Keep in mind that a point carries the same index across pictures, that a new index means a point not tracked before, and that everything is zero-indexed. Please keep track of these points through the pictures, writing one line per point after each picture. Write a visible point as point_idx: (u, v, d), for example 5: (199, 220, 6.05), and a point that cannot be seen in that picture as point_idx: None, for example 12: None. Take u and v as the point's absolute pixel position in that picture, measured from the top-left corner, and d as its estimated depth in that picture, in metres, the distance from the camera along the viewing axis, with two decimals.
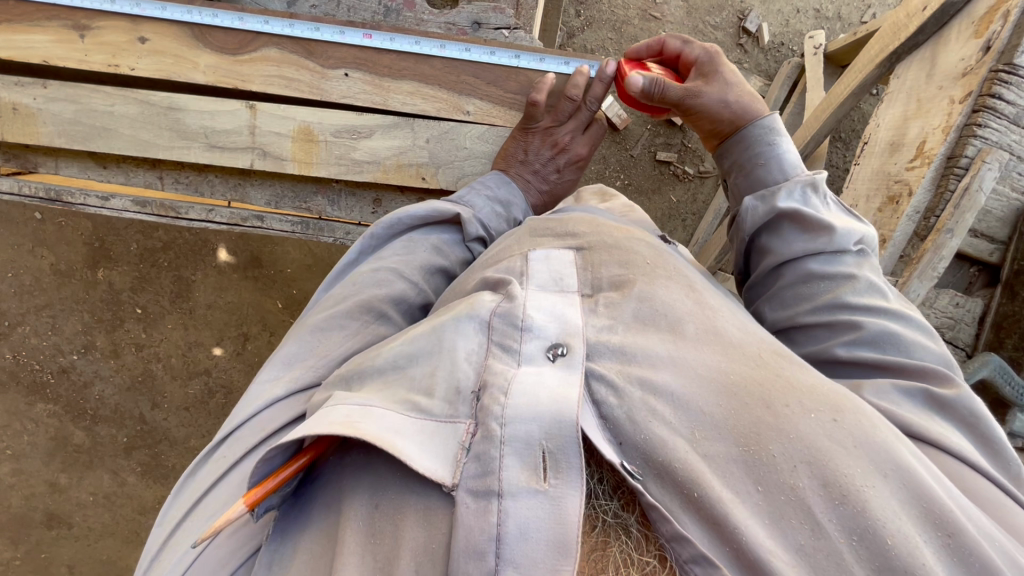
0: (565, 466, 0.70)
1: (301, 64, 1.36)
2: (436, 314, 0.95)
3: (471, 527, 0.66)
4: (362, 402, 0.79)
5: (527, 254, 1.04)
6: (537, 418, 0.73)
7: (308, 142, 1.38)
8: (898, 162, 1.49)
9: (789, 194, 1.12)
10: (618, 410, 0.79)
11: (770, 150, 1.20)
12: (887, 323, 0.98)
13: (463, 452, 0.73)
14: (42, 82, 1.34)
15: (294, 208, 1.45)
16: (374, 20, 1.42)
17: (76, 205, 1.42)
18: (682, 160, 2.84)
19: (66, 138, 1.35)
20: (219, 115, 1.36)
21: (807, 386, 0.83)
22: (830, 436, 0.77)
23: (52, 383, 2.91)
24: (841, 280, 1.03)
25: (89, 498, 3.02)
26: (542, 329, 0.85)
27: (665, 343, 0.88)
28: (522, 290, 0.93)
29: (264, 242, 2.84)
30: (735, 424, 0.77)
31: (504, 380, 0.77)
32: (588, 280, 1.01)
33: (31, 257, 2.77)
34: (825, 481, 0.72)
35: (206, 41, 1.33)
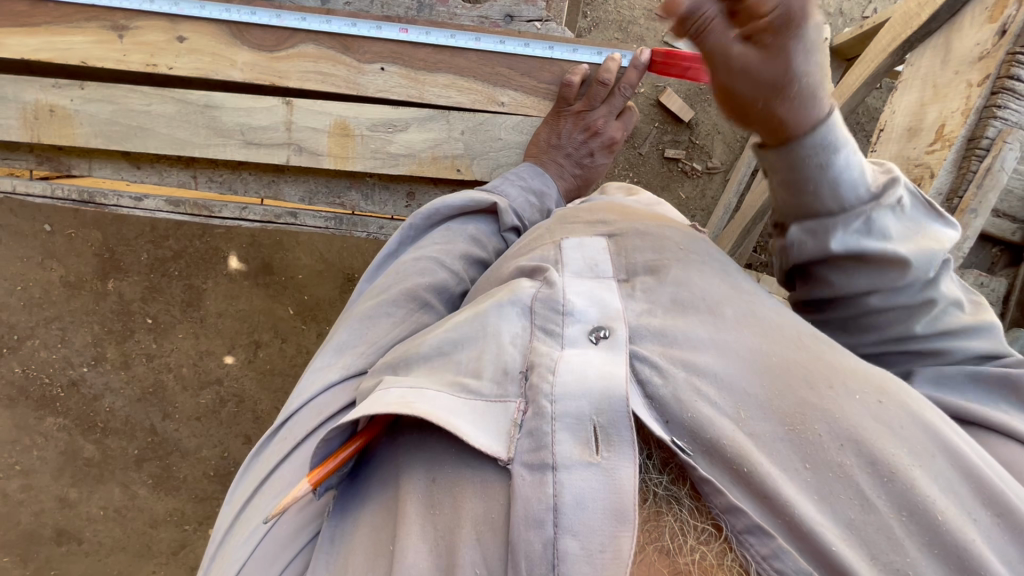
0: (616, 439, 0.70)
1: (337, 59, 1.38)
2: (477, 301, 0.94)
3: (528, 498, 0.67)
4: (413, 383, 0.79)
5: (560, 243, 1.00)
6: (586, 394, 0.73)
7: (344, 137, 1.39)
8: (919, 145, 1.51)
9: (847, 230, 0.93)
10: (663, 389, 0.78)
11: (821, 173, 0.92)
12: (967, 344, 0.96)
13: (516, 428, 0.73)
14: (79, 84, 1.35)
15: (328, 203, 1.47)
16: (407, 15, 1.42)
17: (110, 207, 1.42)
18: (690, 156, 2.87)
19: (103, 139, 1.36)
20: (256, 111, 1.37)
21: (849, 370, 0.82)
22: (876, 417, 0.77)
23: (63, 396, 2.89)
24: (908, 309, 0.95)
25: (100, 512, 2.98)
26: (582, 313, 0.84)
27: (705, 326, 0.86)
28: (559, 276, 0.91)
29: (275, 248, 2.85)
30: (779, 403, 0.78)
31: (551, 360, 0.77)
32: (622, 265, 0.98)
33: (40, 270, 2.77)
34: (872, 460, 0.73)
35: (244, 38, 1.35)
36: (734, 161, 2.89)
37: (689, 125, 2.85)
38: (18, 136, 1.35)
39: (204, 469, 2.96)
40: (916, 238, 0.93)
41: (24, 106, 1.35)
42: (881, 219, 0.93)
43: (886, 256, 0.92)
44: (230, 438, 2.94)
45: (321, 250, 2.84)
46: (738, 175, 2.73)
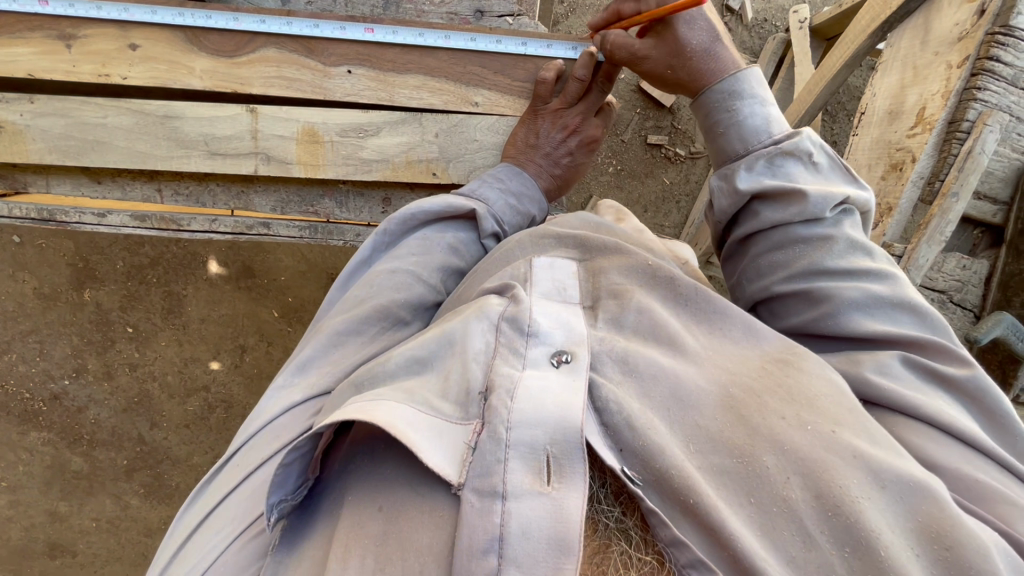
0: (569, 470, 0.73)
1: (302, 63, 1.32)
2: (441, 320, 0.99)
3: (474, 528, 0.69)
4: (373, 397, 0.80)
5: (531, 260, 1.06)
6: (544, 422, 0.76)
7: (313, 143, 1.35)
8: (899, 129, 1.52)
9: (750, 169, 1.15)
10: (617, 417, 0.82)
11: (730, 117, 1.20)
12: (867, 286, 1.01)
13: (469, 451, 0.76)
14: (28, 97, 1.28)
15: (301, 212, 1.42)
16: (372, 13, 1.39)
17: (72, 224, 1.37)
18: (673, 141, 2.84)
19: (58, 154, 1.30)
20: (219, 121, 1.32)
21: (808, 399, 0.86)
22: (826, 446, 0.80)
23: (45, 410, 2.82)
24: (818, 245, 1.06)
25: (92, 524, 2.94)
26: (548, 335, 0.89)
27: (666, 355, 0.92)
28: (527, 295, 0.96)
29: (254, 251, 2.78)
30: (732, 435, 0.82)
31: (510, 383, 0.80)
32: (588, 290, 1.06)
33: (12, 283, 2.68)
34: (819, 493, 0.76)
35: (201, 44, 1.29)
36: None
37: (671, 109, 2.81)
38: None
39: (196, 475, 2.93)
40: (819, 182, 1.10)
41: None
42: (786, 163, 1.13)
43: (792, 188, 1.08)
44: (221, 444, 2.92)
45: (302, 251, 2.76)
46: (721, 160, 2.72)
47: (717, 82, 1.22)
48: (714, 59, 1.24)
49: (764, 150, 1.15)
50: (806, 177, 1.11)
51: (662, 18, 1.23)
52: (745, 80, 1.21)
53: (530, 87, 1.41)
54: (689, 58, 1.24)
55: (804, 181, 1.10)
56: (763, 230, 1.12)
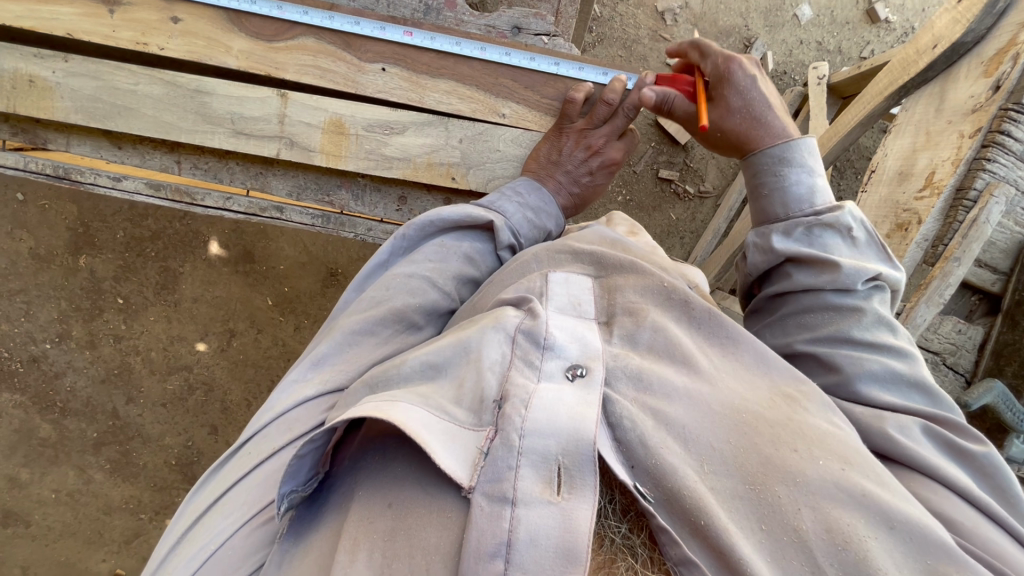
0: (580, 482, 0.73)
1: (338, 55, 1.34)
2: (459, 329, 0.98)
3: (483, 531, 0.69)
4: (386, 398, 0.80)
5: (547, 274, 1.08)
6: (556, 433, 0.76)
7: (338, 135, 1.36)
8: (908, 190, 1.55)
9: (788, 233, 1.17)
10: (631, 433, 0.83)
11: (777, 181, 1.22)
12: (888, 362, 1.03)
13: (481, 456, 0.75)
14: (62, 55, 1.28)
15: (316, 200, 1.43)
16: (414, 16, 1.40)
17: (85, 185, 1.32)
18: (683, 178, 2.90)
19: (84, 115, 1.29)
20: (249, 101, 1.32)
21: (817, 435, 0.86)
22: (837, 483, 0.80)
23: (21, 372, 2.77)
24: (847, 314, 1.07)
25: (51, 495, 2.86)
26: (563, 349, 0.89)
27: (680, 376, 0.93)
28: (543, 309, 0.97)
29: (258, 237, 2.80)
30: (744, 463, 0.83)
31: (525, 393, 0.80)
32: (603, 307, 1.06)
33: (9, 240, 2.67)
34: (830, 526, 0.76)
35: (242, 26, 1.31)
36: (726, 187, 2.93)
37: (685, 147, 2.87)
38: None
39: (165, 457, 2.87)
40: (854, 257, 1.12)
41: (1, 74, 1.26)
42: (824, 234, 1.14)
43: (828, 258, 1.10)
44: (195, 427, 2.86)
45: (305, 241, 2.79)
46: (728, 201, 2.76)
47: (769, 147, 1.25)
48: (764, 124, 1.27)
49: (803, 219, 1.16)
50: (846, 249, 1.13)
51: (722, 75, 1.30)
52: (798, 149, 1.23)
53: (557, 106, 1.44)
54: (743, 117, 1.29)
55: (840, 254, 1.12)
56: (793, 292, 1.13)
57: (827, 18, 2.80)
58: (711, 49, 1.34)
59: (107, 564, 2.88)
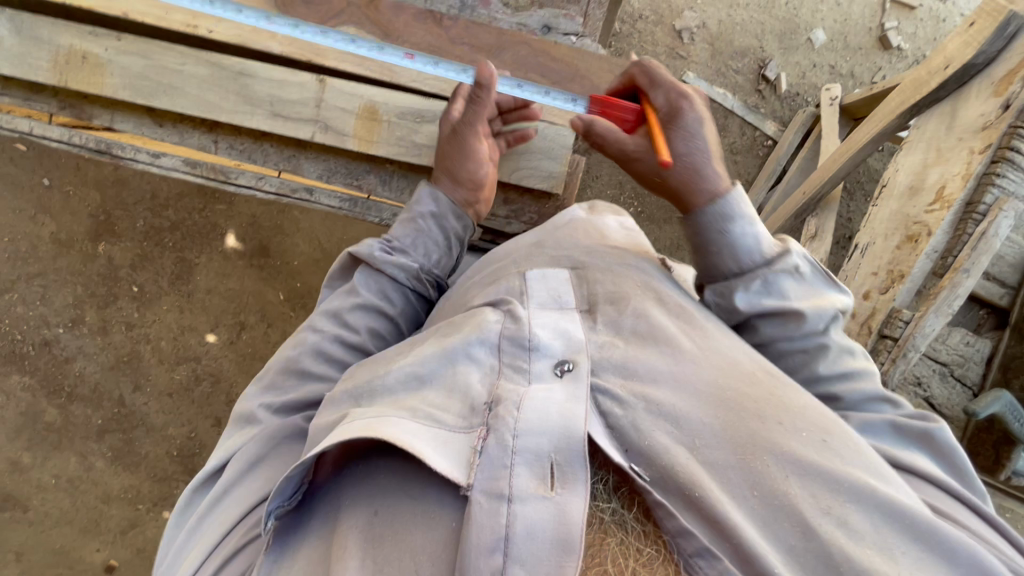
0: (571, 477, 0.79)
1: (376, 45, 1.40)
2: (439, 336, 1.04)
3: (484, 525, 0.75)
4: (378, 412, 0.87)
5: (525, 274, 1.18)
6: (547, 433, 0.82)
7: (371, 120, 1.40)
8: (918, 204, 1.59)
9: (747, 288, 1.16)
10: (622, 419, 0.90)
11: (722, 233, 1.17)
12: (863, 387, 1.12)
13: (475, 454, 0.83)
14: (116, 35, 1.33)
15: (345, 184, 1.46)
16: (446, 11, 1.41)
17: (125, 160, 1.36)
18: None
19: (130, 92, 1.33)
20: (288, 85, 1.38)
21: (796, 408, 0.94)
22: (817, 451, 0.87)
23: (33, 355, 2.82)
24: (812, 353, 1.13)
25: (51, 480, 2.88)
26: (547, 347, 0.97)
27: (665, 360, 1.00)
28: (523, 309, 1.05)
29: (274, 232, 2.86)
30: (733, 434, 0.88)
31: (516, 396, 0.88)
32: (584, 296, 1.15)
33: (32, 223, 2.75)
34: (815, 491, 0.82)
35: (287, 10, 1.33)
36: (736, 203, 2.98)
37: None
38: (43, 78, 1.30)
39: (167, 447, 2.89)
40: (810, 295, 1.14)
41: (55, 49, 1.31)
42: (779, 280, 1.15)
43: (789, 309, 1.12)
44: (200, 419, 2.88)
45: (321, 240, 2.86)
46: None
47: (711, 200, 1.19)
48: (700, 177, 1.21)
49: (756, 272, 1.16)
50: (796, 287, 1.15)
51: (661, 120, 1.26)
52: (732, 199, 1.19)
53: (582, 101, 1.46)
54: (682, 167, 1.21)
55: (795, 297, 1.14)
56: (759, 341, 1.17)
57: (841, 42, 2.88)
58: (659, 80, 1.27)
59: (102, 554, 2.88)
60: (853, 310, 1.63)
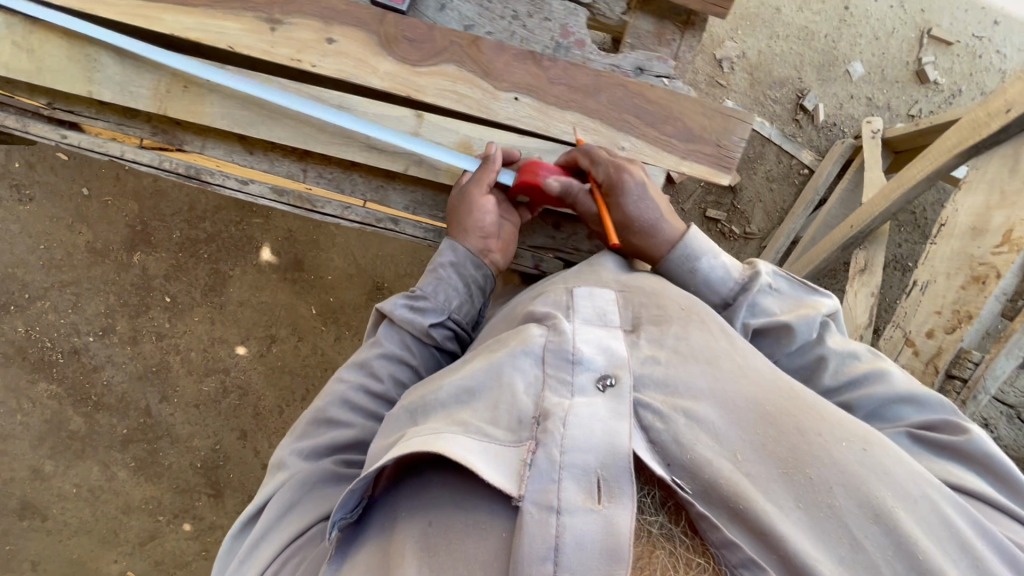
0: (618, 491, 0.77)
1: (476, 83, 1.27)
2: (487, 351, 1.02)
3: (534, 536, 0.73)
4: (432, 429, 0.86)
5: (571, 289, 1.10)
6: (593, 448, 0.81)
7: (465, 157, 1.30)
8: (982, 245, 1.61)
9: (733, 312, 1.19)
10: (664, 434, 0.87)
11: (695, 263, 1.22)
12: (876, 392, 1.07)
13: (525, 466, 0.80)
14: (219, 66, 1.27)
15: (431, 217, 1.38)
16: (542, 53, 1.30)
17: (214, 186, 1.34)
18: (729, 219, 2.98)
19: (229, 122, 1.28)
20: (387, 118, 1.28)
21: (836, 421, 0.92)
22: (862, 463, 0.86)
23: (61, 362, 2.82)
24: (816, 370, 1.13)
25: (72, 490, 2.87)
26: (591, 361, 0.93)
27: (705, 376, 0.96)
28: (569, 323, 1.01)
29: (309, 246, 2.86)
30: (775, 447, 0.87)
31: (562, 411, 0.85)
32: (629, 316, 1.08)
33: (68, 231, 2.76)
34: (861, 501, 0.81)
35: (392, 49, 1.26)
36: (771, 230, 2.99)
37: (733, 189, 2.96)
38: (144, 106, 1.26)
39: (191, 459, 2.87)
40: (793, 306, 1.16)
41: (158, 77, 1.26)
42: (756, 298, 1.19)
43: (778, 323, 1.13)
44: (225, 430, 2.87)
45: (356, 255, 2.86)
46: (774, 244, 2.82)
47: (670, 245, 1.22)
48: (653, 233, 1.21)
49: (739, 299, 1.19)
50: (777, 299, 1.18)
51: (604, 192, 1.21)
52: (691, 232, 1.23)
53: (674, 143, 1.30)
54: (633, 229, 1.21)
55: (777, 310, 1.16)
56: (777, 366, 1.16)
57: (878, 76, 2.92)
58: (598, 156, 1.20)
59: (118, 566, 2.88)
60: (916, 348, 1.66)
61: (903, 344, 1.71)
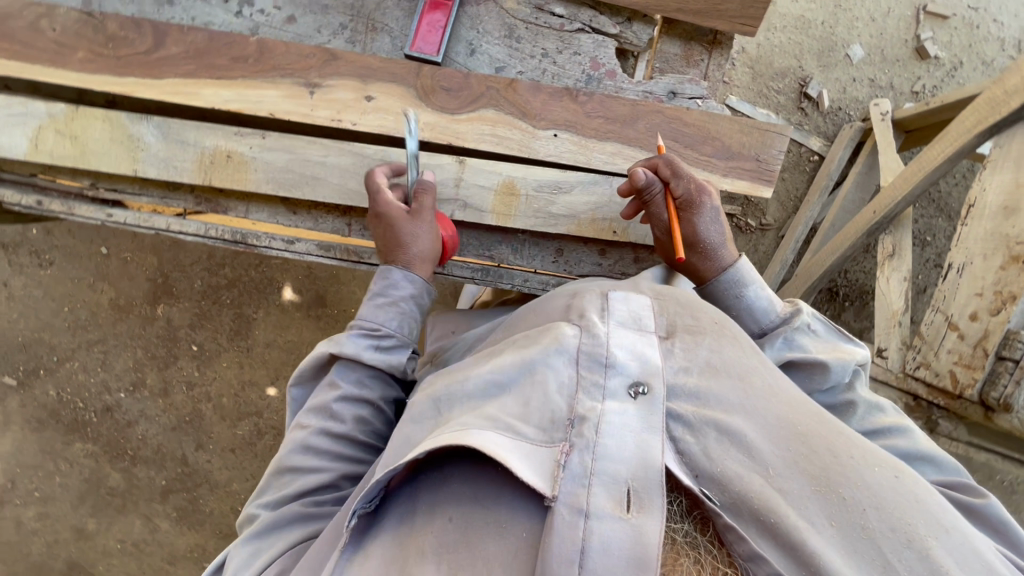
0: (648, 501, 0.71)
1: (515, 124, 1.29)
2: (513, 342, 0.93)
3: (563, 539, 0.68)
4: (459, 423, 0.79)
5: (606, 293, 0.95)
6: (626, 458, 0.74)
7: (509, 196, 1.31)
8: (1017, 224, 1.62)
9: (770, 344, 1.16)
10: (694, 447, 0.78)
11: (738, 301, 1.20)
12: (898, 444, 1.07)
13: (558, 467, 0.74)
14: (261, 133, 1.29)
15: (478, 256, 1.38)
16: (575, 87, 1.33)
17: (261, 249, 1.37)
18: (745, 213, 2.99)
19: (274, 187, 1.29)
20: (430, 168, 1.30)
21: (869, 448, 0.84)
22: (894, 488, 0.78)
23: (95, 421, 2.82)
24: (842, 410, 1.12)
25: (117, 545, 2.91)
26: (624, 366, 0.82)
27: (737, 390, 0.85)
28: (603, 325, 0.88)
29: (330, 281, 2.79)
30: (806, 465, 0.78)
31: (595, 417, 0.77)
32: (665, 322, 0.94)
33: (90, 291, 2.76)
34: (894, 526, 0.73)
35: (429, 101, 1.28)
36: (787, 219, 2.99)
37: None
38: (190, 179, 1.28)
39: (232, 503, 2.86)
40: (829, 347, 1.14)
41: (202, 150, 1.28)
42: (796, 334, 1.15)
43: (814, 359, 1.10)
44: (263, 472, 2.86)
45: None
46: (793, 234, 2.82)
47: (724, 273, 1.22)
48: (715, 257, 1.22)
49: (778, 330, 1.16)
50: (814, 338, 1.16)
51: (684, 208, 1.20)
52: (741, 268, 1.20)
53: (715, 163, 1.32)
54: (698, 249, 1.22)
55: (816, 348, 1.13)
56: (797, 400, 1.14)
57: (878, 56, 2.93)
58: (681, 169, 1.20)
59: None
60: (962, 333, 1.67)
61: (946, 328, 1.72)
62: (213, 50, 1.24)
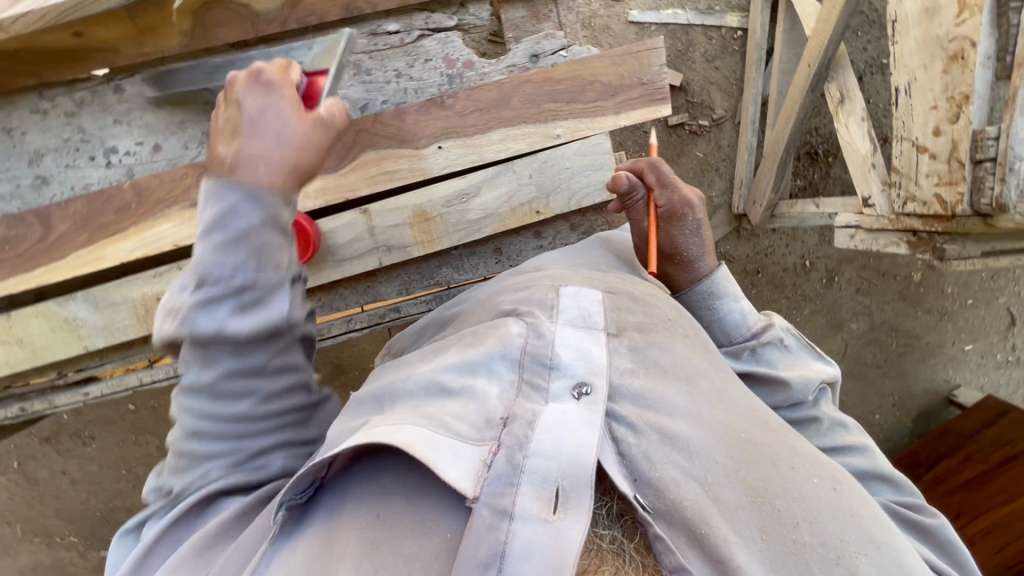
0: (575, 502, 0.68)
1: (399, 153, 1.29)
2: (461, 338, 0.92)
3: (479, 542, 0.66)
4: (396, 419, 0.78)
5: (558, 287, 0.95)
6: (558, 454, 0.71)
7: (424, 222, 1.30)
8: (943, 21, 1.52)
9: (736, 356, 1.19)
10: (635, 449, 0.76)
11: (711, 314, 1.23)
12: (858, 462, 1.10)
13: (484, 468, 0.71)
14: (176, 265, 1.31)
15: (426, 287, 1.38)
16: (441, 92, 1.33)
17: None
18: (693, 115, 2.84)
19: None
20: (338, 230, 1.29)
21: (806, 455, 0.85)
22: (826, 501, 0.79)
23: None
24: (805, 425, 1.14)
25: None
26: (570, 367, 0.81)
27: (683, 393, 0.84)
28: (551, 323, 0.87)
29: None
30: (746, 474, 0.78)
31: (531, 416, 0.75)
32: (614, 320, 0.92)
33: None
34: (825, 541, 0.75)
35: None
36: (736, 105, 2.86)
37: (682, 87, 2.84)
38: (135, 334, 1.31)
39: None
40: (796, 364, 1.18)
41: (133, 304, 1.31)
42: (765, 351, 1.19)
43: (778, 376, 1.14)
44: None
45: None
46: (749, 116, 2.71)
47: (699, 281, 1.25)
48: (688, 266, 1.26)
49: (745, 343, 1.20)
50: (784, 354, 1.20)
51: (664, 216, 1.25)
52: (717, 280, 1.24)
53: (602, 105, 1.32)
54: (674, 257, 1.26)
55: (783, 365, 1.18)
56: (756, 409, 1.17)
57: None
58: (664, 177, 1.23)
59: None
60: (932, 153, 1.59)
61: (917, 153, 1.64)
62: (97, 212, 1.28)
